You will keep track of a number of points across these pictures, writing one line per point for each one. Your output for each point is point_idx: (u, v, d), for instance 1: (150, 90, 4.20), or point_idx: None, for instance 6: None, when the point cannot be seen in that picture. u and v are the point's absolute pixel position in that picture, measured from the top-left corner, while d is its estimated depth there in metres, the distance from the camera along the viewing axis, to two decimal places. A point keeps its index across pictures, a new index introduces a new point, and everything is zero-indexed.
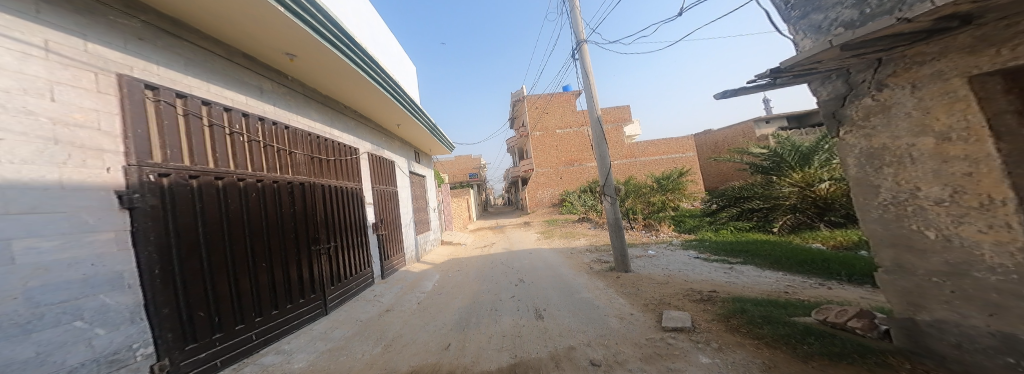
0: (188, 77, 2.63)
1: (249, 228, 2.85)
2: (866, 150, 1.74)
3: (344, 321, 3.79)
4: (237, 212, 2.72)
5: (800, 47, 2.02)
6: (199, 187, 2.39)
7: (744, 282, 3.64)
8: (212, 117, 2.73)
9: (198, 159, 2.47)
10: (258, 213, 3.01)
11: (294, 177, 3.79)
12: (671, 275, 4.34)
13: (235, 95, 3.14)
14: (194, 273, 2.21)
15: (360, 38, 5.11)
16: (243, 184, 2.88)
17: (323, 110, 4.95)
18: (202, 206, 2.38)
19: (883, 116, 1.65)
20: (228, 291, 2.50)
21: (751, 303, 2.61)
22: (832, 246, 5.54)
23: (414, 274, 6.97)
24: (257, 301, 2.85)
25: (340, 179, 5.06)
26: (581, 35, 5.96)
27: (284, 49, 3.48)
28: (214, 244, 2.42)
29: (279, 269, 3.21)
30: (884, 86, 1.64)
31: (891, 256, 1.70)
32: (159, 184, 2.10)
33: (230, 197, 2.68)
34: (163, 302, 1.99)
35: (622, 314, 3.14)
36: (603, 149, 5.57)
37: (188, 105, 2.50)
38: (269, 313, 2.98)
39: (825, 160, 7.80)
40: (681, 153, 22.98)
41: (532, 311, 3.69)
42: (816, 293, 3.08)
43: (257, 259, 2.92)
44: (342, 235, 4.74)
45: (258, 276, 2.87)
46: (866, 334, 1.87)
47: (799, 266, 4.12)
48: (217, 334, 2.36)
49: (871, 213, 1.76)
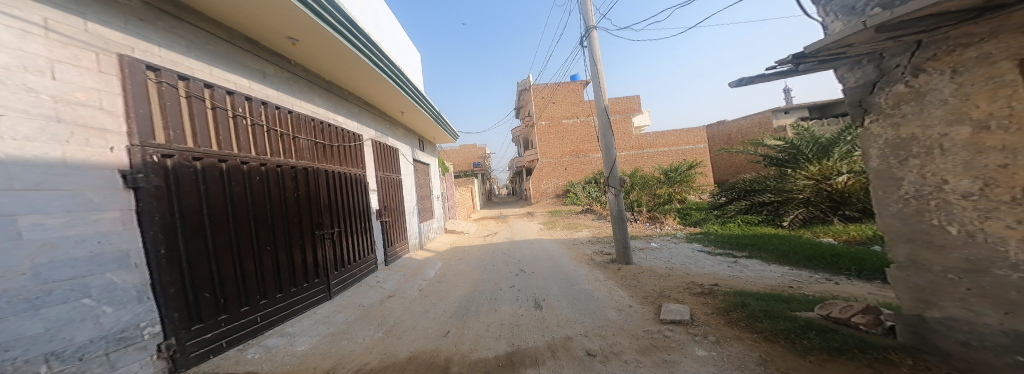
0: (190, 59, 2.61)
1: (253, 212, 2.88)
2: (892, 140, 1.64)
3: (347, 306, 3.87)
4: (241, 196, 2.75)
5: (829, 30, 1.88)
6: (203, 169, 2.41)
7: (747, 276, 3.58)
8: (215, 99, 2.72)
9: (201, 142, 2.47)
10: (261, 197, 3.04)
11: (298, 162, 3.80)
12: (673, 268, 4.30)
13: (238, 79, 3.12)
14: (199, 255, 2.25)
15: (364, 22, 5.01)
16: (247, 167, 2.90)
17: (327, 96, 4.92)
18: (206, 189, 2.40)
19: (916, 104, 1.53)
20: (233, 273, 2.55)
21: (753, 297, 2.56)
22: (844, 240, 5.40)
23: (416, 261, 7.06)
24: (261, 284, 2.91)
25: (343, 166, 5.07)
26: (590, 21, 5.76)
27: (286, 33, 3.42)
28: (219, 226, 2.45)
29: (283, 254, 3.26)
30: (920, 71, 1.51)
31: (907, 252, 1.63)
32: (163, 165, 2.12)
33: (234, 180, 2.70)
34: (169, 283, 2.04)
35: (620, 306, 3.13)
36: (609, 140, 5.45)
37: (190, 87, 2.49)
38: (273, 296, 3.05)
39: (845, 152, 7.55)
40: (690, 145, 22.51)
41: (531, 301, 3.71)
42: (822, 288, 3.02)
43: (262, 243, 2.96)
44: (346, 221, 4.79)
45: (262, 259, 2.92)
46: (869, 329, 1.82)
47: (806, 261, 4.04)
48: (223, 315, 2.42)
49: (891, 207, 1.68)
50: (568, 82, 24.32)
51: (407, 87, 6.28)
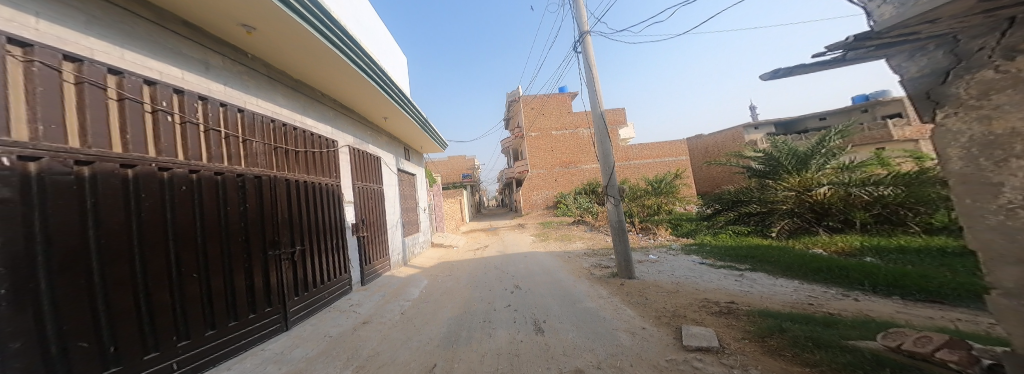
0: (89, 37, 2.21)
1: (173, 233, 2.43)
2: (982, 136, 1.46)
3: (307, 338, 3.41)
4: (154, 212, 2.29)
5: (873, 15, 1.78)
6: (92, 176, 1.92)
7: (761, 291, 3.29)
8: (124, 88, 2.30)
9: (93, 140, 1.99)
10: (188, 214, 2.59)
11: (248, 170, 3.44)
12: (680, 283, 4.05)
13: (164, 68, 2.80)
14: (70, 293, 1.73)
15: (340, 17, 4.64)
16: (167, 175, 2.47)
17: (292, 96, 4.72)
18: (97, 204, 1.92)
19: (1015, 91, 1.32)
20: (134, 310, 2.06)
21: (789, 320, 2.27)
22: (832, 252, 5.37)
23: (399, 279, 6.50)
24: (180, 322, 2.40)
25: (310, 174, 4.76)
26: (586, 26, 5.67)
27: (239, 20, 3.21)
28: (113, 252, 1.98)
29: (219, 282, 2.79)
30: (1018, 52, 1.32)
31: (1015, 275, 1.34)
32: (23, 170, 1.60)
33: (144, 192, 2.24)
34: (13, 335, 1.51)
35: (631, 328, 2.84)
36: (607, 147, 5.25)
37: (84, 71, 2.04)
38: (201, 335, 2.55)
39: (821, 165, 8.01)
40: (675, 156, 23.06)
41: (531, 323, 3.35)
42: (848, 304, 2.68)
43: (186, 269, 2.49)
44: (309, 238, 4.41)
45: (185, 290, 2.45)
46: (963, 368, 1.50)
47: (812, 274, 3.87)
48: (113, 369, 1.91)
49: (987, 219, 1.45)
50: (556, 94, 24.70)
51: (389, 89, 6.12)
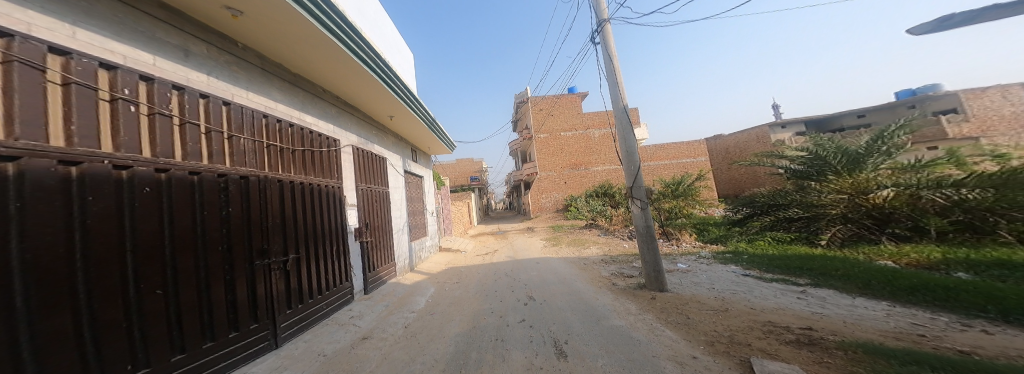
0: (32, 13, 1.87)
1: (132, 242, 2.04)
2: None
3: (300, 358, 3.02)
4: (107, 218, 1.90)
5: None
6: (19, 175, 1.52)
7: (842, 315, 2.70)
8: (71, 72, 1.94)
9: (23, 131, 1.61)
10: (152, 219, 2.20)
11: (234, 169, 3.09)
12: (727, 299, 3.50)
13: (131, 53, 2.45)
14: None
15: (342, 6, 4.30)
16: (126, 175, 2.08)
17: (289, 91, 4.39)
18: (24, 209, 1.52)
19: None
20: (73, 337, 1.68)
21: (919, 365, 1.58)
22: (907, 265, 4.73)
23: (404, 287, 6.09)
24: (139, 347, 2.01)
25: (308, 175, 4.40)
26: (604, 14, 5.24)
27: (223, 2, 2.87)
28: (45, 268, 1.58)
29: (191, 298, 2.41)
30: None
31: None
32: None
33: (95, 195, 1.84)
34: None
35: (677, 357, 2.32)
36: (631, 143, 4.72)
37: (15, 47, 1.67)
38: (165, 361, 2.16)
39: (876, 164, 7.29)
40: (693, 157, 22.37)
41: (550, 345, 2.86)
42: (977, 337, 2.09)
43: (146, 285, 2.10)
44: (306, 245, 4.05)
45: (145, 309, 2.06)
46: None
47: (905, 295, 3.26)
48: None
49: None
50: (567, 95, 24.23)
51: (395, 86, 5.78)
